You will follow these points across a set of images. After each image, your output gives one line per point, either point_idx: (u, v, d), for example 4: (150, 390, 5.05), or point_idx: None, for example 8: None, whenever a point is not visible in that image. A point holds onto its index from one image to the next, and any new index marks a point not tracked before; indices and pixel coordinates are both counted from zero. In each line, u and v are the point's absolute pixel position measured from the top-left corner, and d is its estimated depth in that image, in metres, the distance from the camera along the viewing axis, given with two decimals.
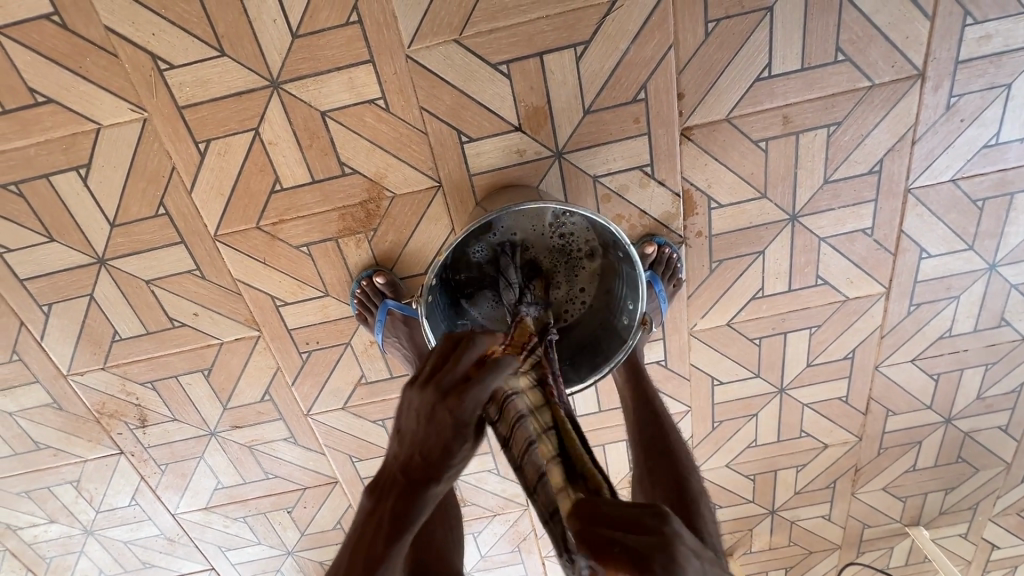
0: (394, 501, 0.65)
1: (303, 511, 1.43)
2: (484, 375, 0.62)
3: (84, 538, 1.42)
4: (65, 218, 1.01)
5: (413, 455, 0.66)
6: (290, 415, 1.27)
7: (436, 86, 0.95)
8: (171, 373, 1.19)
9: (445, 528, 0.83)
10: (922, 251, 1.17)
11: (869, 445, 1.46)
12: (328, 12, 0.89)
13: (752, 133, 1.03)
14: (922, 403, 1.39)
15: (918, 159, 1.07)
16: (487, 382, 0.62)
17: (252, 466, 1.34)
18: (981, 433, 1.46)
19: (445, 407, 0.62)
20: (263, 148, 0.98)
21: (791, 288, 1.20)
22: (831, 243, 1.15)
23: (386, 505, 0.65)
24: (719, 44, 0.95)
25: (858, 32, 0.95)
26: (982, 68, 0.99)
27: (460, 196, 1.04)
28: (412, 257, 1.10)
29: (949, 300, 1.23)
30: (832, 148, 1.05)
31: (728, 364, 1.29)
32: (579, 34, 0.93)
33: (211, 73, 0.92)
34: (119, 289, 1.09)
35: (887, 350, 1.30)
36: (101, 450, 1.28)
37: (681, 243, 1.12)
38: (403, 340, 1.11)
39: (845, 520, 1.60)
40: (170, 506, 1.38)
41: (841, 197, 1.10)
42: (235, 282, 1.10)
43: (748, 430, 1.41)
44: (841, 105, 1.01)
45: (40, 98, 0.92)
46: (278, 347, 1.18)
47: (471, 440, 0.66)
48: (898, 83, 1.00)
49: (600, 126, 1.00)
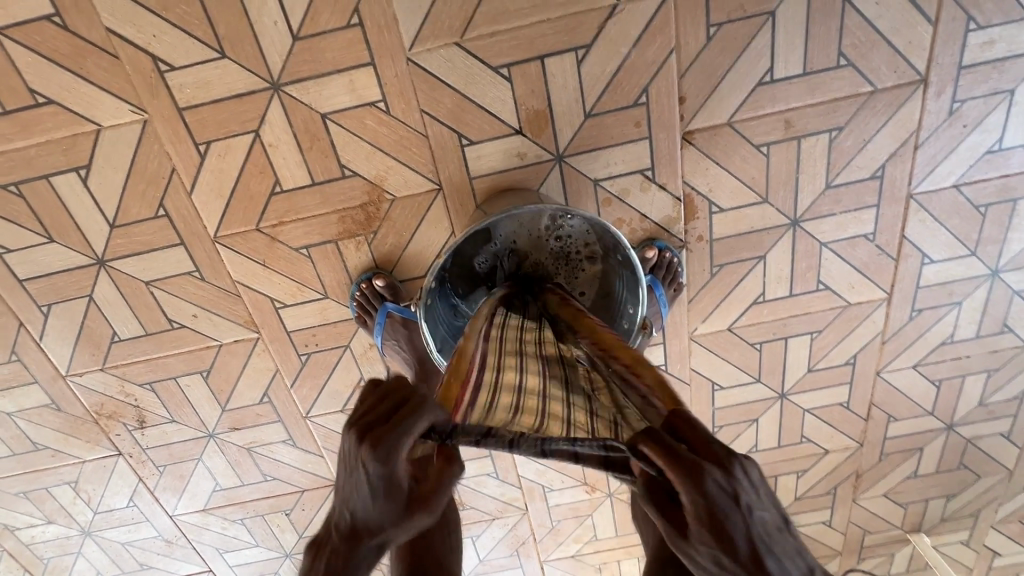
0: (322, 566, 0.53)
1: (301, 513, 1.42)
2: (411, 415, 0.55)
3: (81, 539, 1.42)
4: (65, 219, 1.01)
5: (341, 515, 0.56)
6: (289, 417, 1.26)
7: (437, 89, 0.95)
8: (170, 374, 1.19)
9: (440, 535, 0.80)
10: (924, 257, 1.16)
11: (870, 450, 1.45)
12: (329, 14, 0.89)
13: (753, 138, 1.02)
14: (924, 410, 1.39)
15: (920, 165, 1.06)
16: (418, 422, 0.55)
17: (250, 468, 1.33)
18: (983, 439, 1.45)
19: (362, 454, 0.53)
20: (263, 150, 0.98)
21: (793, 293, 1.19)
22: (833, 248, 1.14)
23: (312, 573, 0.53)
24: (721, 48, 0.95)
25: (860, 37, 0.95)
26: (985, 74, 0.98)
27: (460, 199, 1.04)
28: (411, 260, 1.10)
29: (951, 306, 1.23)
30: (834, 153, 1.04)
31: (728, 369, 1.29)
32: (581, 37, 0.93)
33: (212, 75, 0.92)
34: (118, 290, 1.09)
35: (889, 356, 1.30)
36: (99, 451, 1.28)
37: (682, 247, 1.12)
38: (402, 343, 1.10)
39: (845, 526, 1.59)
40: (168, 507, 1.38)
41: (843, 202, 1.09)
42: (235, 284, 1.10)
43: (749, 435, 1.41)
44: (843, 110, 1.00)
45: (41, 99, 0.92)
46: (277, 349, 1.17)
47: (399, 504, 0.55)
48: (900, 89, 0.99)
49: (601, 129, 1.00)
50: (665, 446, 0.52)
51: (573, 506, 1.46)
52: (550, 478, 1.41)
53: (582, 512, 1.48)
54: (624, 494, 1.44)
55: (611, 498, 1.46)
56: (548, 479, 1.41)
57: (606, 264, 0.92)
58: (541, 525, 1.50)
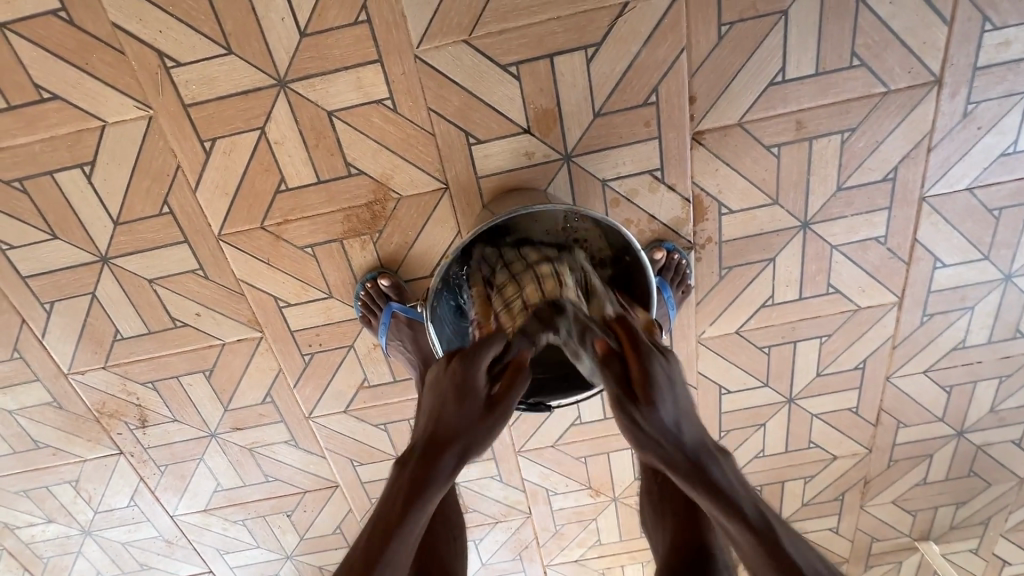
0: (413, 468, 0.68)
1: (303, 515, 1.41)
2: (484, 342, 0.78)
3: (81, 539, 1.41)
4: (69, 215, 1.00)
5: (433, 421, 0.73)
6: (291, 417, 1.25)
7: (444, 87, 0.94)
8: (172, 373, 1.18)
9: (445, 538, 0.82)
10: (936, 260, 1.14)
11: (879, 456, 1.43)
12: (336, 11, 0.88)
13: (764, 139, 1.01)
14: (934, 416, 1.37)
15: (933, 167, 1.05)
16: (492, 345, 0.78)
17: (252, 469, 1.32)
18: (994, 446, 1.43)
19: (453, 366, 0.77)
20: (268, 148, 0.97)
21: (802, 296, 1.18)
22: (844, 251, 1.13)
23: (405, 473, 0.68)
24: (733, 47, 0.94)
25: (874, 37, 0.93)
26: (1000, 75, 0.97)
27: (467, 198, 1.03)
28: (417, 260, 1.09)
29: (963, 311, 1.21)
30: (845, 154, 1.03)
31: (736, 373, 1.27)
32: (591, 36, 0.92)
33: (218, 71, 0.91)
34: (121, 287, 1.08)
35: (899, 361, 1.28)
36: (100, 450, 1.27)
37: (690, 249, 1.11)
38: (407, 343, 1.09)
39: (853, 532, 1.58)
40: (169, 507, 1.37)
41: (854, 204, 1.08)
42: (239, 282, 1.09)
43: (756, 440, 1.39)
44: (856, 111, 0.99)
45: (46, 94, 0.91)
46: (280, 349, 1.16)
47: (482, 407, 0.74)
48: (914, 90, 0.98)
49: (610, 129, 0.98)
50: (624, 330, 0.79)
51: (577, 510, 1.45)
52: (554, 481, 1.39)
53: (586, 516, 1.46)
54: (629, 499, 1.43)
55: (616, 502, 1.44)
56: (552, 483, 1.40)
57: (616, 265, 0.92)
58: (545, 528, 1.48)
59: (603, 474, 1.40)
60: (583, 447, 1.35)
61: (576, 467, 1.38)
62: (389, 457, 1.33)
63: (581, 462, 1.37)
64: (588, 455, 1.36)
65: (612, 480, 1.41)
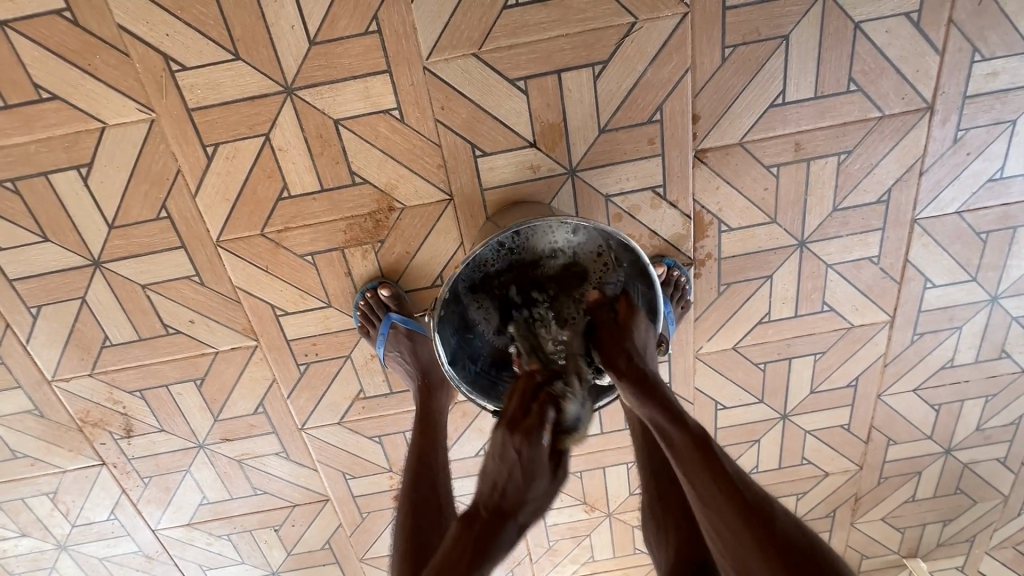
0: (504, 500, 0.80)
1: (291, 529, 1.37)
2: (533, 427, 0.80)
3: (56, 554, 1.35)
4: (61, 217, 0.98)
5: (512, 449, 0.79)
6: (284, 428, 1.22)
7: (452, 100, 0.95)
8: (161, 382, 1.15)
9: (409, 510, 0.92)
10: (927, 281, 1.17)
11: (868, 473, 1.45)
12: (347, 21, 0.89)
13: (764, 159, 1.03)
14: (922, 433, 1.39)
15: (925, 190, 1.08)
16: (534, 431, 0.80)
17: (241, 482, 1.29)
18: (979, 464, 1.45)
19: (515, 441, 0.79)
20: (273, 154, 0.96)
21: (798, 314, 1.19)
22: (839, 270, 1.15)
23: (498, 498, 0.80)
24: (735, 69, 0.96)
25: (871, 63, 0.97)
26: (988, 104, 1.01)
27: (471, 209, 1.03)
28: (418, 270, 1.08)
29: (951, 331, 1.23)
30: (842, 176, 1.05)
31: (732, 388, 1.28)
32: (598, 54, 0.93)
33: (224, 76, 0.91)
34: (112, 292, 1.05)
35: (890, 379, 1.30)
36: (82, 461, 1.22)
37: (689, 265, 1.12)
38: (405, 355, 1.08)
39: (843, 549, 1.58)
40: (151, 521, 1.32)
41: (849, 225, 1.10)
42: (235, 290, 1.07)
43: (750, 456, 1.40)
44: (852, 134, 1.02)
45: (45, 94, 0.90)
46: (275, 359, 1.14)
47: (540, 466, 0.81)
48: (908, 115, 1.01)
49: (615, 145, 1.00)
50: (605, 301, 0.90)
51: (571, 525, 1.43)
52: None
53: (580, 532, 1.45)
54: (625, 513, 1.42)
55: (611, 518, 1.43)
56: None
57: (609, 260, 0.92)
58: (538, 544, 1.46)
59: (599, 489, 1.39)
60: (580, 462, 1.34)
61: (571, 482, 1.37)
62: (383, 470, 1.30)
63: (576, 477, 1.36)
64: (583, 470, 1.35)
65: (608, 496, 1.40)
